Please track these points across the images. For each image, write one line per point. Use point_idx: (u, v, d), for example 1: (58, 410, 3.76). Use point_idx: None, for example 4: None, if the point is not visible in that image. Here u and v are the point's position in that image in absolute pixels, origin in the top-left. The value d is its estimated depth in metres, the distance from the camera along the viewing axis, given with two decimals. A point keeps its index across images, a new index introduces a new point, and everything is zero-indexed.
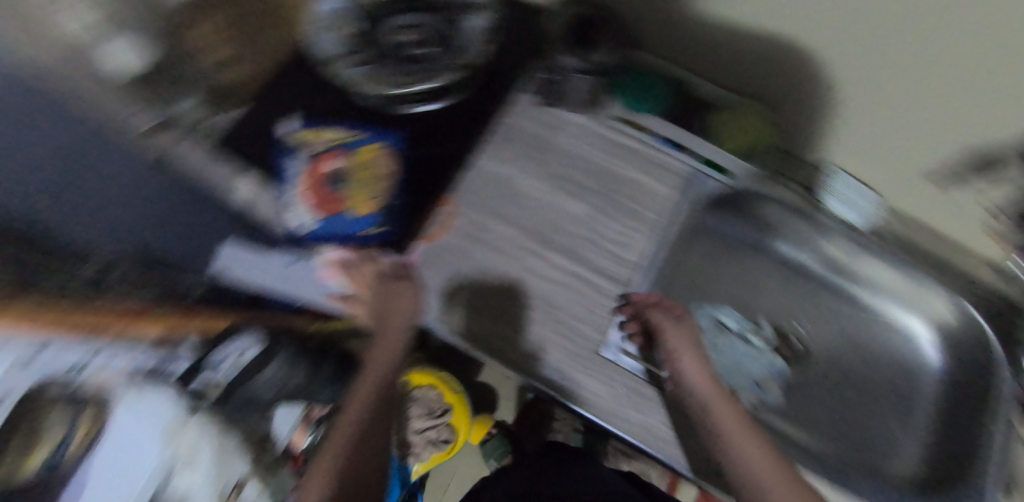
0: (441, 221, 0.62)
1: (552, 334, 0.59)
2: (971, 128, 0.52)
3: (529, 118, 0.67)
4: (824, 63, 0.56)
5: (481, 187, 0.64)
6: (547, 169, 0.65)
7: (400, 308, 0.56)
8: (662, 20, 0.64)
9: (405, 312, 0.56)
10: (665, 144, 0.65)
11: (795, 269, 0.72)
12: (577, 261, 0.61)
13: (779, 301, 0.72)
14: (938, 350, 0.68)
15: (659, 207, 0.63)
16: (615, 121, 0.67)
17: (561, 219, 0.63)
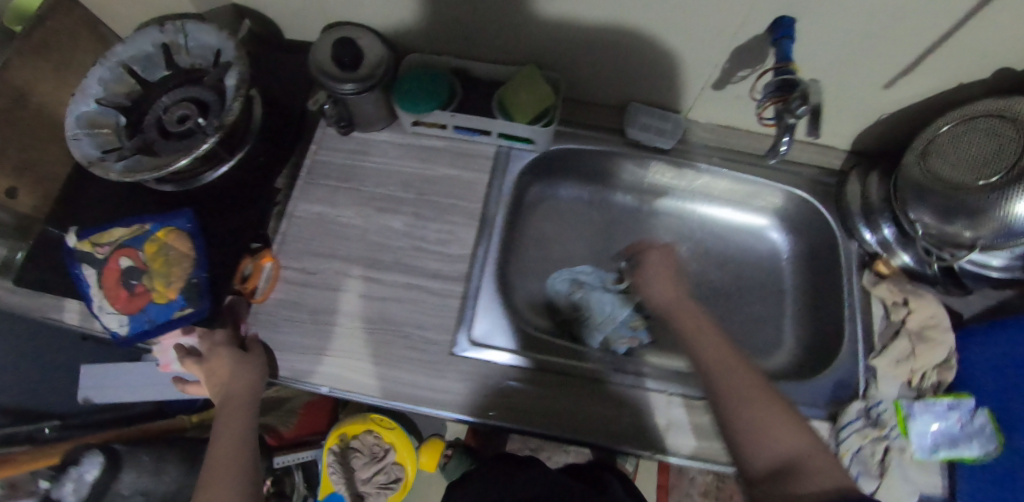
0: (270, 275, 0.61)
1: (401, 352, 0.58)
2: (730, 26, 0.53)
3: (334, 150, 0.67)
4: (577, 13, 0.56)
5: (302, 232, 0.64)
6: (359, 194, 0.65)
7: (239, 378, 0.55)
8: (417, 17, 0.63)
9: (247, 381, 0.55)
10: (468, 134, 0.66)
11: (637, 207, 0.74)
12: (410, 273, 0.61)
13: (636, 241, 0.73)
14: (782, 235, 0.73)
15: (477, 197, 0.64)
16: (414, 127, 0.66)
17: (386, 237, 0.63)
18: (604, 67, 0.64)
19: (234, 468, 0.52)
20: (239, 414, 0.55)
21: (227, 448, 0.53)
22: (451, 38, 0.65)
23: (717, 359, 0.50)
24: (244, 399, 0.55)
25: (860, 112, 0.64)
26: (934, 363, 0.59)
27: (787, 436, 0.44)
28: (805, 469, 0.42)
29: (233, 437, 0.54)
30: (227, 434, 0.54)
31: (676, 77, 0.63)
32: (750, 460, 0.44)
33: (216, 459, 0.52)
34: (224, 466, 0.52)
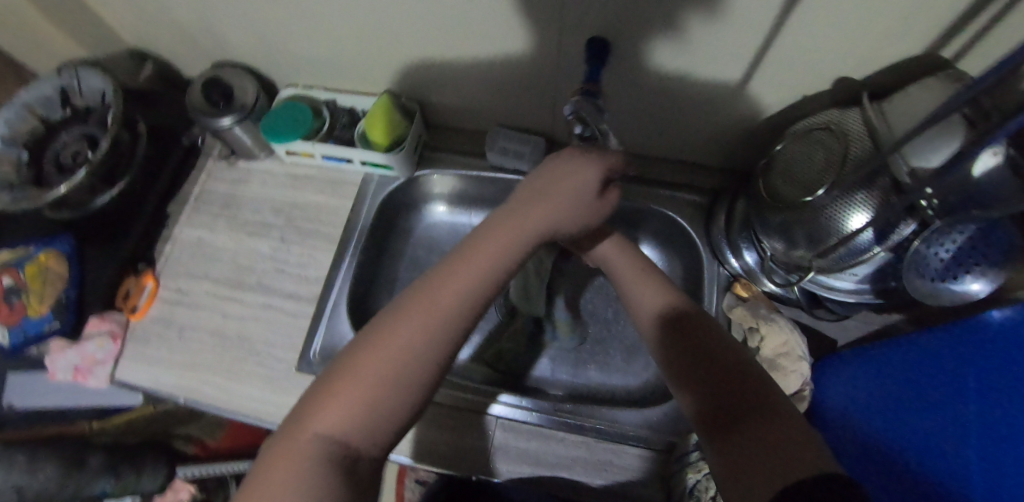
0: (149, 293, 0.66)
1: (250, 368, 0.62)
2: (543, 55, 0.55)
3: (220, 179, 0.74)
4: (413, 49, 0.60)
5: (181, 255, 0.69)
6: (237, 220, 0.71)
7: (570, 211, 0.46)
8: (286, 59, 0.69)
9: (556, 217, 0.45)
10: (336, 163, 0.70)
11: None
12: (268, 293, 0.65)
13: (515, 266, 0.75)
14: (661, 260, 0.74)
15: (339, 223, 0.69)
16: (289, 156, 0.71)
17: (252, 259, 0.68)
18: (459, 99, 0.67)
19: (397, 359, 0.36)
20: (488, 259, 0.41)
21: (410, 330, 0.37)
22: (323, 77, 0.71)
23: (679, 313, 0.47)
24: (523, 236, 0.43)
25: (712, 132, 0.64)
26: (787, 394, 0.55)
27: (751, 381, 0.39)
28: (750, 421, 0.36)
29: (422, 321, 0.37)
30: (442, 295, 0.38)
31: (524, 105, 0.65)
32: (709, 420, 0.39)
33: (352, 359, 0.37)
34: (395, 342, 0.36)
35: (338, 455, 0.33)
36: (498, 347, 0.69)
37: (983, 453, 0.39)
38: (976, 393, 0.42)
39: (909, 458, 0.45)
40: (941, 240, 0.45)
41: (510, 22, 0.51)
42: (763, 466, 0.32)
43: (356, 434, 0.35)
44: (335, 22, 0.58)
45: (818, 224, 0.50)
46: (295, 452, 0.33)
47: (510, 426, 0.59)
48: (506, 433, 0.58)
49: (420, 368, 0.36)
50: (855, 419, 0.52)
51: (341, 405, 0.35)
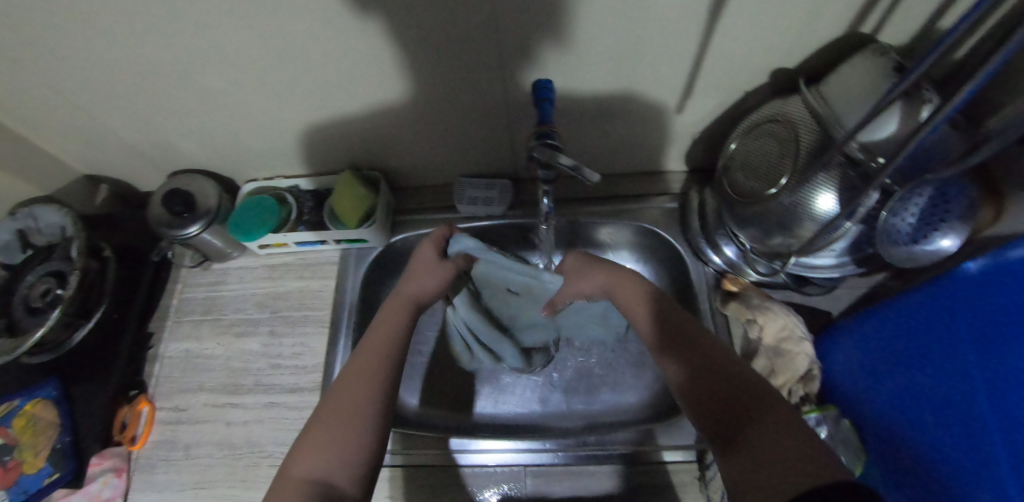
0: (147, 418, 0.65)
1: (266, 471, 0.60)
2: (491, 101, 0.58)
3: (198, 285, 0.74)
4: (366, 120, 0.61)
5: (174, 371, 0.68)
6: (222, 323, 0.70)
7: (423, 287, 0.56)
8: (243, 156, 0.70)
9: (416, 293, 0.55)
10: (311, 246, 0.70)
11: None
12: (269, 391, 0.64)
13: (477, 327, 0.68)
14: (649, 267, 0.74)
15: (326, 304, 0.68)
16: (263, 250, 0.71)
17: (246, 360, 0.67)
18: (419, 159, 0.69)
19: (356, 408, 0.44)
20: (389, 331, 0.51)
21: (360, 391, 0.45)
22: (281, 165, 0.72)
23: (660, 318, 0.49)
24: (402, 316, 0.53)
25: (669, 141, 0.65)
26: (798, 375, 0.57)
27: (757, 390, 0.40)
28: (756, 430, 0.37)
29: (366, 377, 0.46)
30: (370, 351, 0.49)
31: (483, 152, 0.67)
32: (709, 428, 0.40)
33: (319, 416, 0.44)
34: (353, 397, 0.44)
35: (322, 490, 0.39)
36: (511, 388, 0.69)
37: (994, 405, 0.41)
38: (971, 346, 0.43)
39: (931, 420, 0.46)
40: (905, 207, 0.49)
41: (454, 76, 0.54)
42: (765, 480, 0.34)
43: (336, 472, 0.40)
44: (290, 109, 0.60)
45: (787, 211, 0.52)
46: (288, 492, 0.39)
47: (541, 472, 0.59)
48: (538, 479, 0.58)
49: (371, 409, 0.44)
50: (873, 386, 0.53)
51: (318, 447, 0.42)
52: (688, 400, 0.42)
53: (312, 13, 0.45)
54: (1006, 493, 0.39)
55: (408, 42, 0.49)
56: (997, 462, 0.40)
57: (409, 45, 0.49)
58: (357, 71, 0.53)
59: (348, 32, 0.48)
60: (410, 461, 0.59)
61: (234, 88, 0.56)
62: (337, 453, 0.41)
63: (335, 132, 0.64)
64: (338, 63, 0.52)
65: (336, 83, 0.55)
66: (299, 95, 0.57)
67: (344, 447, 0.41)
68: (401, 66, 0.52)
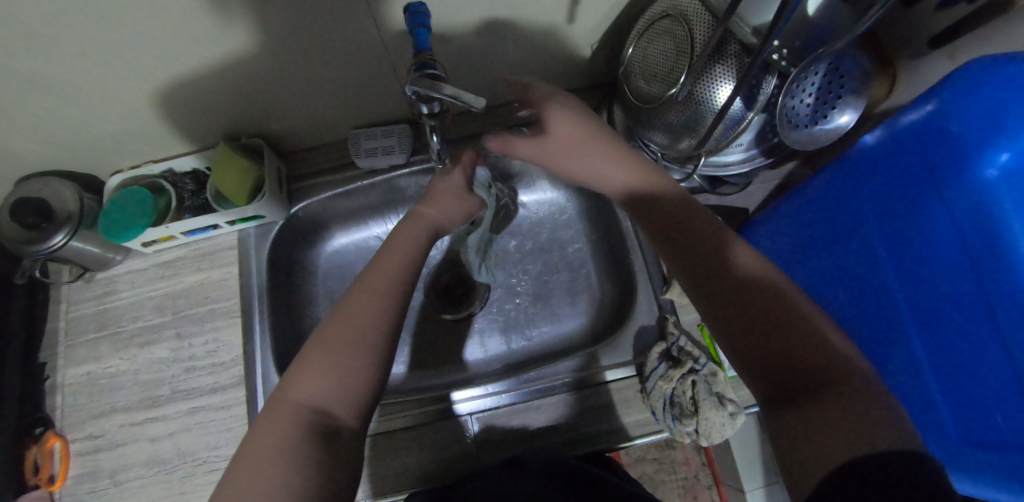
0: (62, 454, 0.59)
1: (206, 477, 0.56)
2: (362, 37, 0.51)
3: (83, 302, 0.65)
4: (224, 79, 0.53)
5: (78, 398, 0.61)
6: (121, 337, 0.63)
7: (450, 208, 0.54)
8: (93, 145, 0.60)
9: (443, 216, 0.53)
10: (203, 233, 0.63)
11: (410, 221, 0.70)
12: (190, 397, 0.59)
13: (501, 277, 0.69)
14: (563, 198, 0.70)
15: (233, 293, 0.63)
16: (149, 247, 0.63)
17: (157, 370, 0.61)
18: (302, 115, 0.61)
19: (361, 332, 0.40)
20: (410, 244, 0.48)
21: (362, 318, 0.40)
22: (144, 148, 0.62)
23: (682, 234, 0.39)
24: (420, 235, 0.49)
25: (568, 56, 0.61)
26: None
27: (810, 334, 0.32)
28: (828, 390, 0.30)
29: (377, 300, 0.42)
30: (387, 267, 0.45)
31: (370, 96, 0.60)
32: (755, 379, 0.33)
33: (324, 335, 0.40)
34: (359, 318, 0.40)
35: (321, 420, 0.36)
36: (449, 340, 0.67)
37: (899, 274, 0.45)
38: (875, 223, 0.46)
39: (845, 297, 0.49)
40: (801, 87, 0.46)
41: (311, 13, 0.46)
42: (822, 439, 0.29)
43: (334, 399, 0.37)
44: (130, 80, 0.51)
45: (691, 112, 0.50)
46: (281, 417, 0.36)
47: (488, 416, 0.58)
48: (496, 425, 0.57)
49: (380, 332, 0.40)
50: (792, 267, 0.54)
51: (319, 372, 0.38)
52: (724, 337, 0.35)
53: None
54: (916, 357, 0.44)
55: None
56: (904, 325, 0.45)
57: None
58: (194, 22, 0.44)
59: None
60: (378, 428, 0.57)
61: (49, 67, 0.46)
62: (341, 371, 0.38)
63: (192, 99, 0.55)
64: (163, 17, 0.43)
65: (172, 41, 0.46)
66: (131, 62, 0.48)
67: (350, 368, 0.38)
68: (247, 9, 0.44)
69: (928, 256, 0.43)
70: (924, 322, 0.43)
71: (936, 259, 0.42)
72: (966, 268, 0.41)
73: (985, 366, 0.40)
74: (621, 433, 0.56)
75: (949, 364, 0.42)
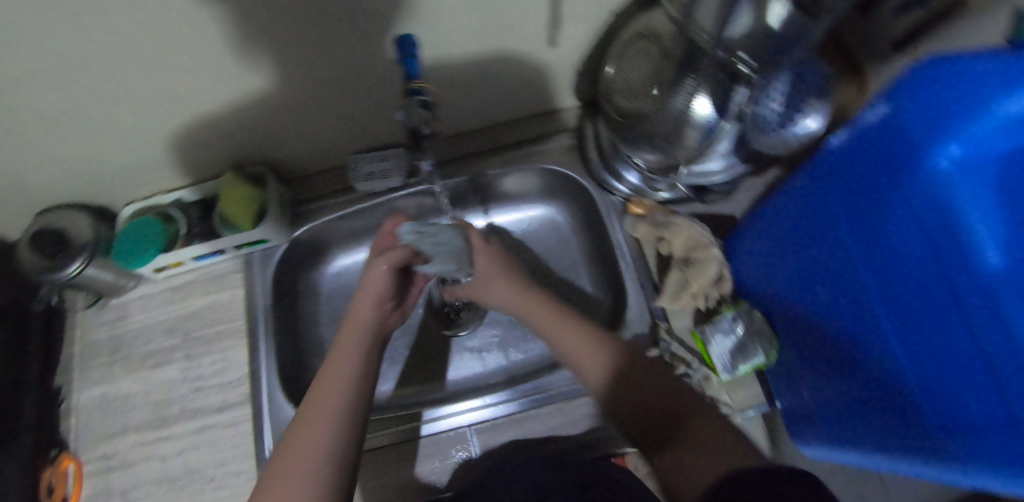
0: (75, 475, 0.61)
1: (213, 495, 0.58)
2: (357, 70, 0.54)
3: (97, 327, 0.68)
4: (230, 113, 0.57)
5: (92, 420, 0.64)
6: (133, 360, 0.65)
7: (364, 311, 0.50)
8: (110, 179, 0.64)
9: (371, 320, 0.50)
10: (211, 258, 0.66)
11: None
12: (198, 415, 0.61)
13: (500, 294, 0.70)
14: (551, 214, 0.72)
15: (240, 314, 0.65)
16: (159, 273, 0.66)
17: (167, 390, 0.63)
18: (303, 144, 0.65)
19: (308, 456, 0.41)
20: (348, 356, 0.47)
21: (311, 434, 0.42)
22: (156, 180, 0.66)
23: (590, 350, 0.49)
24: (361, 336, 0.48)
25: (555, 79, 0.64)
26: (710, 282, 0.59)
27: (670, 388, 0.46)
28: (686, 445, 0.42)
29: (327, 414, 0.43)
30: (330, 376, 0.46)
31: (367, 123, 0.64)
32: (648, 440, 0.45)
33: (278, 464, 0.41)
34: (306, 439, 0.42)
35: None
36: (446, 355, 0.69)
37: (876, 275, 0.41)
38: (846, 216, 0.44)
39: (824, 292, 0.47)
40: (767, 95, 0.48)
41: (310, 50, 0.50)
42: (694, 467, 0.41)
43: None
44: (143, 117, 0.54)
45: (676, 123, 0.51)
46: None
47: (484, 428, 0.59)
48: (489, 438, 0.58)
49: (331, 448, 0.42)
50: (781, 259, 0.53)
51: None
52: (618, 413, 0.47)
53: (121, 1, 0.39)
54: (894, 355, 0.40)
55: (246, 22, 0.44)
56: (880, 323, 0.41)
57: (248, 27, 0.45)
58: (200, 61, 0.48)
59: (176, 25, 0.43)
60: (377, 443, 0.59)
61: (71, 108, 0.50)
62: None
63: (201, 133, 0.59)
64: (175, 60, 0.47)
65: (182, 81, 0.50)
66: (146, 102, 0.52)
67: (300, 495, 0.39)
68: (248, 49, 0.48)
69: (894, 251, 0.40)
70: (898, 318, 0.40)
71: (903, 252, 0.39)
72: (928, 260, 0.37)
73: (957, 362, 0.36)
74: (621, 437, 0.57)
75: (927, 360, 0.38)
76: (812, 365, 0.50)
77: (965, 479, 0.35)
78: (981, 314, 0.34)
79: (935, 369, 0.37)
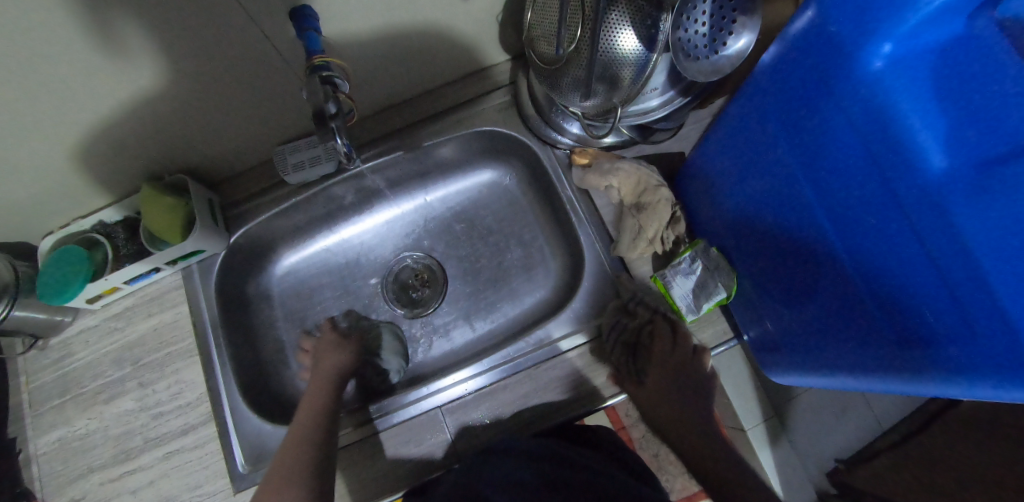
0: None
1: None
2: (257, 56, 0.50)
3: (39, 370, 0.64)
4: (130, 123, 0.52)
5: (51, 466, 0.61)
6: (85, 397, 0.62)
7: (331, 362, 0.59)
8: (16, 213, 0.59)
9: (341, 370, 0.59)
10: (147, 279, 0.62)
11: (355, 224, 0.70)
12: (163, 443, 0.59)
13: (459, 268, 0.68)
14: (499, 176, 0.69)
15: (190, 332, 0.62)
16: (95, 302, 0.63)
17: (125, 423, 0.60)
18: (219, 143, 0.60)
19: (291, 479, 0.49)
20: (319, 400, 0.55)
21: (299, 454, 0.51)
22: (70, 206, 0.61)
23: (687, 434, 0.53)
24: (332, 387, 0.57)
25: (478, 36, 0.60)
26: (664, 223, 0.57)
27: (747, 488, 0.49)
28: None
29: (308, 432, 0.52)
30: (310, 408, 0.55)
31: (284, 111, 0.59)
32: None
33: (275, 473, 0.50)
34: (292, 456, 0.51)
35: None
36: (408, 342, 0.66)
37: (817, 194, 0.40)
38: (782, 137, 0.42)
39: (772, 218, 0.46)
40: (692, 18, 0.45)
41: (196, 41, 0.45)
42: None
43: None
44: (29, 142, 0.49)
45: (601, 62, 0.48)
46: None
47: (456, 407, 0.57)
48: (461, 417, 0.57)
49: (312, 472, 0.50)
50: (734, 190, 0.50)
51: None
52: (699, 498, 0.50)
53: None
54: (845, 271, 0.39)
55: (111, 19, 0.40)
56: (827, 243, 0.40)
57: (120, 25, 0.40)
58: (71, 70, 0.43)
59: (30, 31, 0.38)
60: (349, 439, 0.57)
61: None
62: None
63: (104, 149, 0.54)
64: (42, 74, 0.42)
65: (61, 97, 0.45)
66: (28, 124, 0.47)
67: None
68: (123, 49, 0.43)
69: (829, 168, 0.38)
70: (844, 234, 0.38)
71: (841, 166, 0.37)
72: (872, 173, 0.35)
73: (908, 270, 0.34)
74: (593, 394, 0.56)
75: (876, 273, 0.36)
76: (773, 297, 0.49)
77: (933, 390, 0.34)
78: (930, 221, 0.32)
79: (888, 282, 0.36)
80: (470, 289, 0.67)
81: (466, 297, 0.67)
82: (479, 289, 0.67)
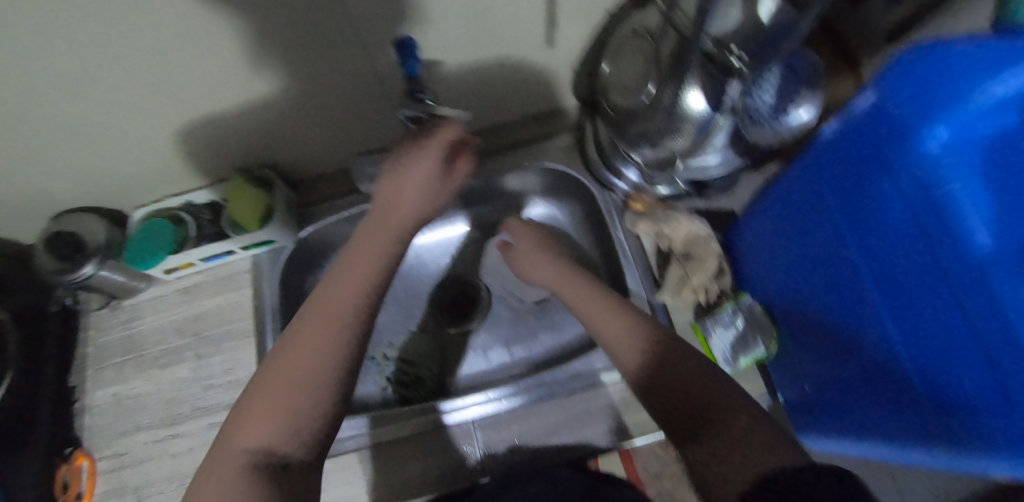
0: (90, 473, 0.62)
1: None
2: (361, 76, 0.56)
3: (109, 328, 0.69)
4: (239, 120, 0.58)
5: (104, 419, 0.65)
6: (145, 359, 0.67)
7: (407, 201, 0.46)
8: (123, 184, 0.66)
9: (410, 207, 0.46)
10: (219, 259, 0.68)
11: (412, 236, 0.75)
12: (209, 413, 0.63)
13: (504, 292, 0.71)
14: (554, 212, 0.74)
15: (250, 313, 0.67)
16: (170, 274, 0.68)
17: (178, 389, 0.64)
18: (308, 145, 0.66)
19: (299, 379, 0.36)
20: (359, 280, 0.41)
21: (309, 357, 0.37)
22: (168, 183, 0.68)
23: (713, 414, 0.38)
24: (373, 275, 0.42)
25: (555, 80, 0.65)
26: (710, 276, 0.60)
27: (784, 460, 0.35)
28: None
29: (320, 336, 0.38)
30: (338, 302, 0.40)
31: (371, 125, 0.65)
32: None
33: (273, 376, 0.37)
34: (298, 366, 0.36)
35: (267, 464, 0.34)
36: (446, 357, 0.69)
37: (870, 262, 0.41)
38: (838, 205, 0.44)
39: (821, 279, 0.47)
40: (761, 88, 0.50)
41: (316, 59, 0.51)
42: None
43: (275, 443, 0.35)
44: (155, 126, 0.56)
45: (668, 120, 0.50)
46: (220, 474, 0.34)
47: (489, 423, 0.59)
48: (492, 434, 0.59)
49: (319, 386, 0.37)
50: (785, 248, 0.52)
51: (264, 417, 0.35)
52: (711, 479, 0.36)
53: (136, 20, 0.41)
54: (892, 341, 0.40)
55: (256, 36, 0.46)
56: (877, 311, 0.41)
57: (261, 42, 0.47)
58: (208, 73, 0.49)
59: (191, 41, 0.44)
60: (381, 438, 0.59)
61: (85, 118, 0.52)
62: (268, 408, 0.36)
63: (212, 139, 0.61)
64: (185, 75, 0.49)
65: (193, 93, 0.52)
66: (159, 111, 0.54)
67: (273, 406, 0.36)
68: (257, 62, 0.49)
69: (883, 239, 0.40)
70: (894, 305, 0.39)
71: (895, 239, 0.38)
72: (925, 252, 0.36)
73: (956, 349, 0.34)
74: (622, 432, 0.58)
75: (924, 349, 0.37)
76: (812, 359, 0.51)
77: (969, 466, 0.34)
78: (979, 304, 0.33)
79: (935, 358, 0.36)
80: (513, 313, 0.70)
81: (508, 321, 0.70)
82: (520, 314, 0.70)
